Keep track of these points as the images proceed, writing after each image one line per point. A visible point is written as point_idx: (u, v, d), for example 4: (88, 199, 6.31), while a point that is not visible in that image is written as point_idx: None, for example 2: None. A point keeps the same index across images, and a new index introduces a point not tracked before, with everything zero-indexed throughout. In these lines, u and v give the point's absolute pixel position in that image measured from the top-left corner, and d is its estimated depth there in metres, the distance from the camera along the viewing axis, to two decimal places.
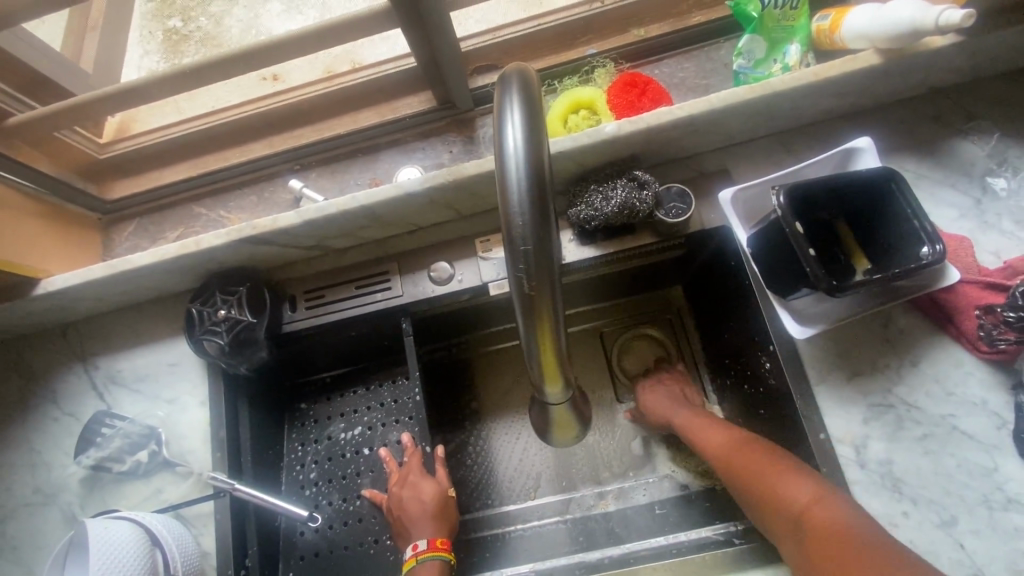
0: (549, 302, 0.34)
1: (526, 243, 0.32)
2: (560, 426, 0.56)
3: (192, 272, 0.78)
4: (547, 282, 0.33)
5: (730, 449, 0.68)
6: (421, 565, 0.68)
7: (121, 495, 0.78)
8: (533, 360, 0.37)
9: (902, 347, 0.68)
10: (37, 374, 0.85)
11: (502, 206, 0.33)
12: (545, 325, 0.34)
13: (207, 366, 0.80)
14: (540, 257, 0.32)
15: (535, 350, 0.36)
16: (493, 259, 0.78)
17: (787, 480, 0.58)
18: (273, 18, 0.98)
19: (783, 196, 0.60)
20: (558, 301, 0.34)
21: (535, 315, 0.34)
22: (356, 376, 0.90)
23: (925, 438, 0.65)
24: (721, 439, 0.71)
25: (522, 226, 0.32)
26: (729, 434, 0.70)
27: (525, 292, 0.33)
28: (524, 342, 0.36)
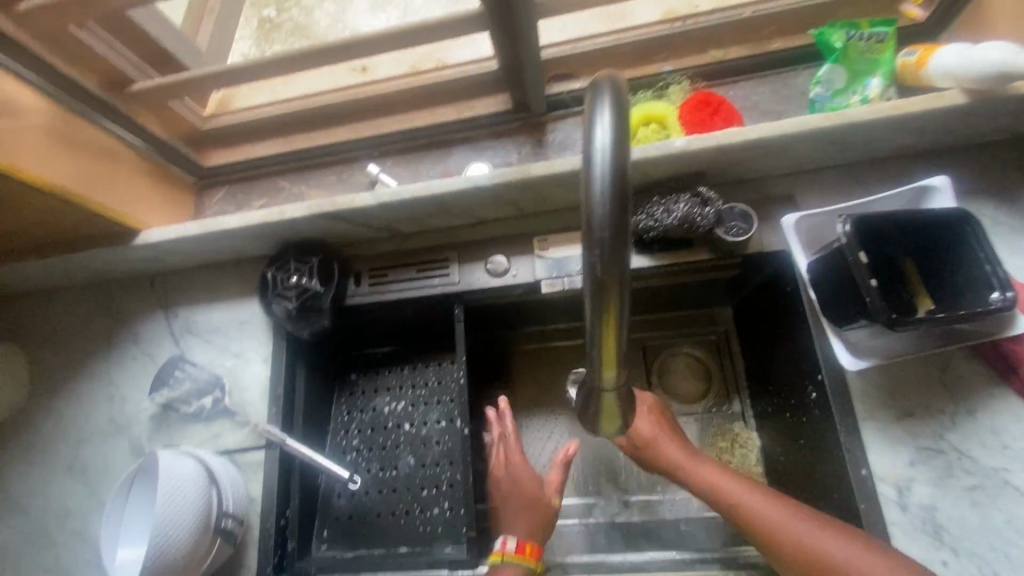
0: (620, 293, 0.35)
1: (603, 230, 0.34)
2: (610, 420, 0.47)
3: (272, 238, 0.85)
4: (620, 273, 0.34)
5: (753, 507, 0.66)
6: (506, 564, 0.68)
7: (184, 434, 0.85)
8: (594, 347, 0.38)
9: (959, 393, 0.66)
10: (124, 316, 0.94)
11: (581, 195, 0.35)
12: (609, 315, 0.36)
13: (273, 327, 0.86)
14: (616, 248, 0.34)
15: (598, 340, 0.37)
16: (548, 259, 0.81)
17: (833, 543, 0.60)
18: (363, 15, 1.04)
19: (850, 225, 0.60)
20: (627, 292, 0.35)
21: (602, 305, 0.35)
22: (404, 355, 0.95)
23: (974, 489, 0.63)
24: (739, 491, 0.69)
25: (599, 215, 0.34)
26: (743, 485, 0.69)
27: (596, 280, 0.35)
28: (589, 332, 0.37)
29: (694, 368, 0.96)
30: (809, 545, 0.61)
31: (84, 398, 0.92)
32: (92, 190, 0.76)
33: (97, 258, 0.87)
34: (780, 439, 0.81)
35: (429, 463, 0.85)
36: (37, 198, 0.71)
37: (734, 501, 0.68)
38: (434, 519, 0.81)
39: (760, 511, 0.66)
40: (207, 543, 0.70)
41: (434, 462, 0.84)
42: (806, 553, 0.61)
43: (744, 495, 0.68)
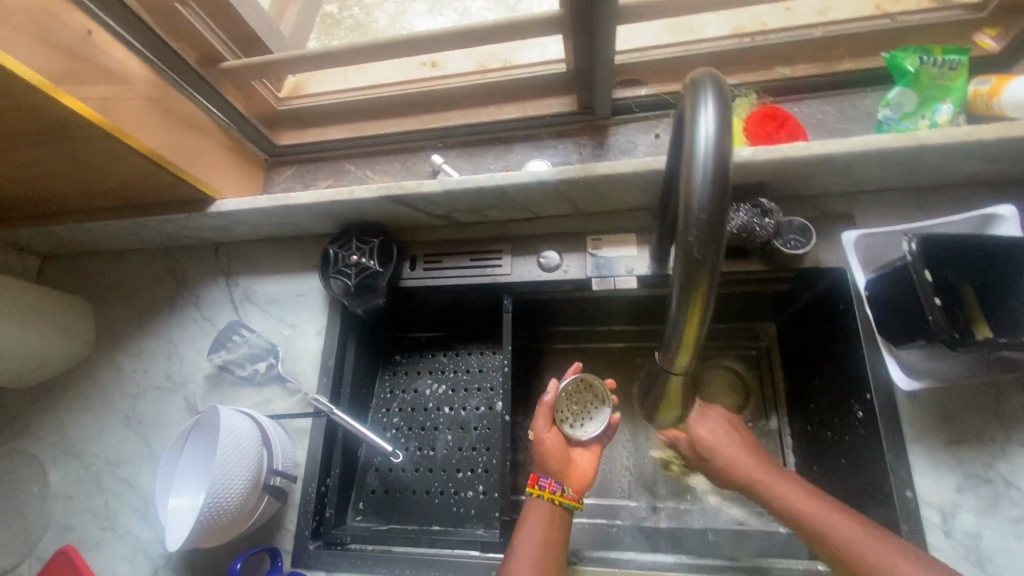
0: (712, 276, 0.37)
1: (704, 212, 0.36)
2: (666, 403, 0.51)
3: (336, 217, 0.89)
4: (712, 260, 0.37)
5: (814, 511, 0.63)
6: (553, 506, 0.69)
7: (235, 396, 0.89)
8: (675, 331, 0.40)
9: (1013, 424, 0.65)
10: (188, 280, 0.99)
11: (683, 180, 0.37)
12: (697, 299, 0.38)
13: (330, 302, 0.90)
14: (713, 231, 0.36)
15: (681, 322, 0.39)
16: (600, 257, 0.83)
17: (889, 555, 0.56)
18: (422, 17, 1.03)
19: (916, 243, 0.60)
20: (715, 280, 0.37)
21: (692, 287, 0.37)
22: (448, 342, 0.98)
23: (1022, 521, 0.62)
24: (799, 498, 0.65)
25: (700, 198, 0.36)
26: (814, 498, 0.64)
27: (689, 261, 0.37)
28: (673, 313, 0.39)
29: (733, 381, 0.96)
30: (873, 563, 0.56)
31: (144, 354, 0.97)
32: (175, 156, 0.80)
33: (172, 222, 0.92)
34: (819, 457, 0.80)
35: (466, 447, 0.87)
36: (128, 160, 0.76)
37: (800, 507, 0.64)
38: (468, 501, 0.82)
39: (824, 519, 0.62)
40: (254, 499, 0.73)
41: (471, 447, 0.87)
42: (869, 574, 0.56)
43: (803, 501, 0.64)
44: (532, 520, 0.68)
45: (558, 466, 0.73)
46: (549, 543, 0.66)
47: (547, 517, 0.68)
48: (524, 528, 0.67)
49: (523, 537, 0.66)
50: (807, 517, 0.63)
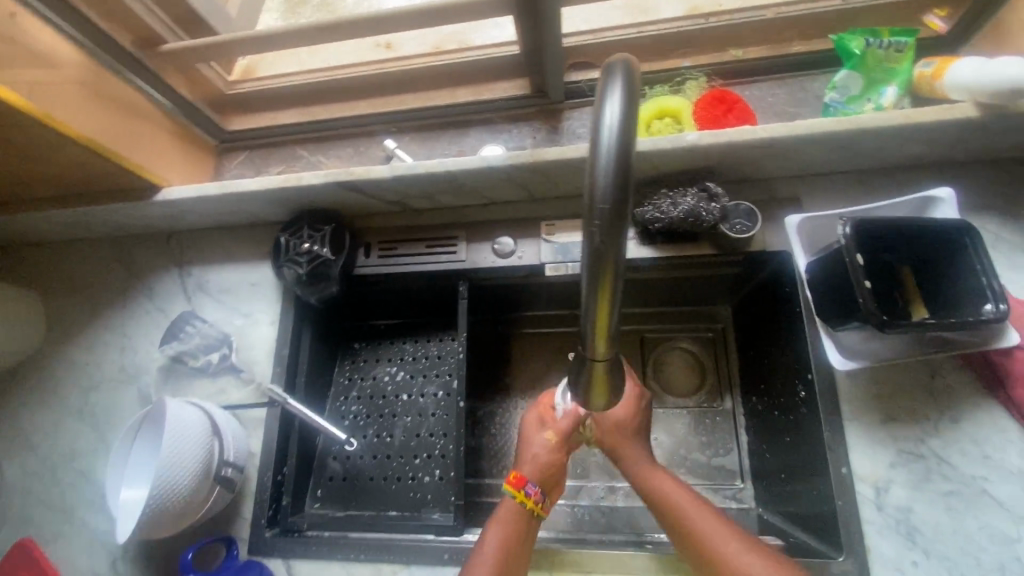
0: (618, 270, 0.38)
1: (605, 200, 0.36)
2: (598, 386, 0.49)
3: (287, 204, 0.87)
4: (616, 246, 0.37)
5: (692, 512, 0.65)
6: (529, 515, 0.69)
7: (189, 387, 0.88)
8: (587, 319, 0.40)
9: (945, 401, 0.67)
10: (141, 270, 0.97)
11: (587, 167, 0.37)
12: (605, 291, 0.38)
13: (284, 290, 0.89)
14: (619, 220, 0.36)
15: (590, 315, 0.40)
16: (555, 243, 0.83)
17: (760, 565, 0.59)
18: None
19: (850, 227, 0.60)
20: (621, 267, 0.37)
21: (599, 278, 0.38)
22: (407, 329, 0.98)
23: (951, 494, 0.64)
24: (677, 494, 0.68)
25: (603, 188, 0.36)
26: (693, 498, 0.67)
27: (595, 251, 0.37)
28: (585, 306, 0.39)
29: (689, 363, 0.97)
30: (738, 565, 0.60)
31: (96, 346, 0.95)
32: (113, 142, 0.78)
33: (118, 211, 0.89)
34: (767, 436, 0.83)
35: (423, 433, 0.87)
36: (61, 148, 0.73)
37: (683, 511, 0.66)
38: (425, 486, 0.83)
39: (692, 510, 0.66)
40: (205, 490, 0.73)
41: (428, 432, 0.87)
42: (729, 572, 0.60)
43: (682, 500, 0.67)
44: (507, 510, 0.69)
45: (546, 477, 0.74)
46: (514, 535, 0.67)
47: (517, 520, 0.68)
48: (494, 527, 0.68)
49: (492, 530, 0.67)
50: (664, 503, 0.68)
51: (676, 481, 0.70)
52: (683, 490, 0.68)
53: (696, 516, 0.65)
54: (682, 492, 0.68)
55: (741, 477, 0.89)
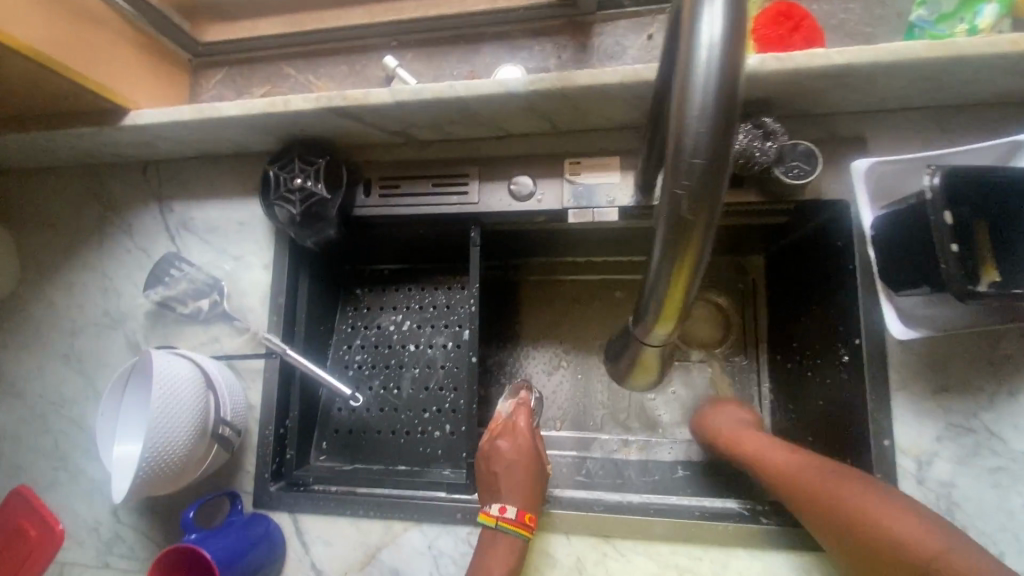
0: (700, 229, 0.41)
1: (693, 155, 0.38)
2: (641, 369, 0.70)
3: (275, 133, 0.77)
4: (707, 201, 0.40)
5: (809, 476, 0.60)
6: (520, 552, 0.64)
7: (180, 334, 0.82)
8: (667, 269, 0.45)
9: (1005, 373, 0.62)
10: (117, 204, 0.88)
11: (672, 122, 0.39)
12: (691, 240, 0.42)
13: (276, 232, 0.80)
14: (709, 173, 0.39)
15: (673, 269, 0.44)
16: (578, 185, 0.73)
17: (896, 516, 0.52)
18: None
19: (938, 177, 0.51)
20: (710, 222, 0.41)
21: (682, 240, 0.42)
22: (413, 275, 0.91)
23: (997, 470, 0.60)
24: (791, 462, 0.63)
25: (695, 144, 0.38)
26: (808, 461, 0.62)
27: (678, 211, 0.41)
28: (648, 286, 0.48)
29: (714, 316, 0.91)
30: (873, 518, 0.53)
31: (76, 288, 0.88)
32: (64, 54, 0.66)
33: (83, 137, 0.79)
34: (796, 397, 0.78)
35: (432, 386, 0.83)
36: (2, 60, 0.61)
37: (801, 476, 0.60)
38: (435, 441, 0.80)
39: (802, 472, 0.61)
40: (203, 447, 0.69)
41: (438, 385, 0.82)
42: (866, 527, 0.53)
43: (795, 466, 0.62)
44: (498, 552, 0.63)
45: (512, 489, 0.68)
46: (511, 568, 0.63)
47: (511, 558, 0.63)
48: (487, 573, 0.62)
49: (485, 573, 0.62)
50: (777, 470, 0.64)
51: (788, 450, 0.65)
52: (797, 456, 0.63)
53: (814, 478, 0.59)
54: (798, 458, 0.63)
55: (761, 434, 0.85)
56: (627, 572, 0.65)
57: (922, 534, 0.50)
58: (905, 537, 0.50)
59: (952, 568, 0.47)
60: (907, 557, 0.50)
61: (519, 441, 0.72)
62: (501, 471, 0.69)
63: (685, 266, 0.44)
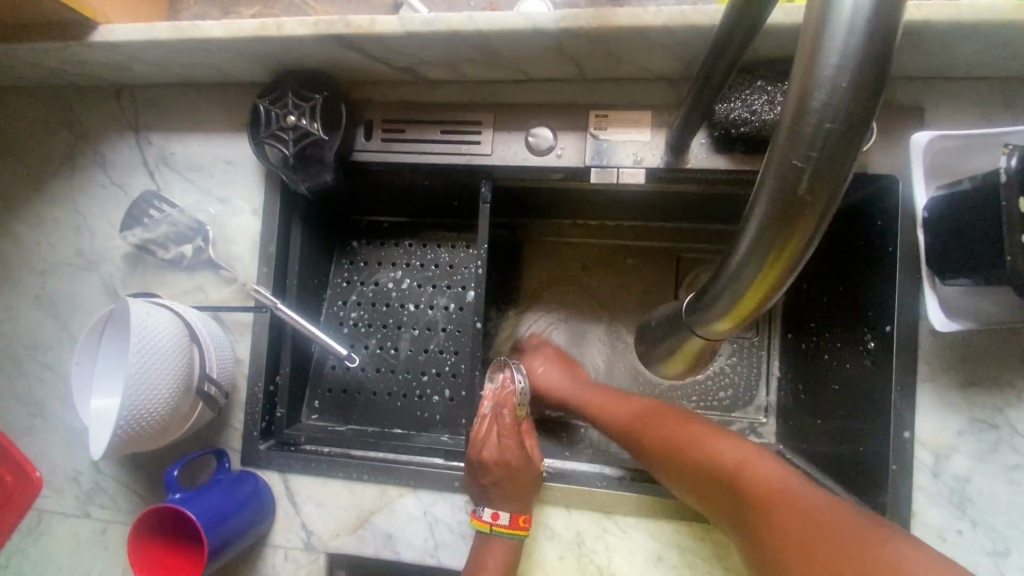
0: (814, 213, 0.36)
1: (822, 118, 0.34)
2: (679, 359, 0.66)
3: (266, 61, 0.68)
4: (831, 180, 0.35)
5: (644, 418, 0.66)
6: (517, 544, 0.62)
7: (161, 281, 0.76)
8: (762, 255, 0.39)
9: None
10: (88, 133, 0.79)
11: (797, 82, 0.35)
12: (796, 229, 0.37)
13: (265, 174, 0.73)
14: (839, 142, 0.34)
15: (766, 254, 0.39)
16: (602, 141, 0.66)
17: (716, 441, 0.58)
18: None
19: (1015, 157, 0.46)
20: (827, 203, 0.36)
21: (791, 222, 0.37)
22: (414, 230, 0.85)
23: (1016, 468, 0.58)
24: (626, 410, 0.69)
25: (827, 105, 0.33)
26: (638, 406, 0.69)
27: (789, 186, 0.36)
28: (726, 276, 0.44)
29: None
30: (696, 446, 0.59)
31: (46, 224, 0.80)
32: None
33: (48, 54, 0.69)
34: (808, 378, 0.76)
35: (432, 349, 0.78)
36: None
37: (637, 419, 0.67)
38: (433, 406, 0.76)
39: (644, 419, 0.66)
40: (188, 404, 0.65)
41: (438, 348, 0.78)
42: (691, 456, 0.59)
43: (631, 411, 0.68)
44: (496, 547, 0.62)
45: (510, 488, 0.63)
46: (509, 561, 0.61)
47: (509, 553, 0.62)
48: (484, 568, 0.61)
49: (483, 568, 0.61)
50: (617, 418, 0.69)
51: (622, 398, 0.72)
52: (634, 402, 0.70)
53: (648, 420, 0.66)
54: (636, 405, 0.69)
55: (765, 412, 0.83)
56: (627, 549, 0.64)
57: (735, 454, 0.56)
58: (742, 465, 0.55)
59: (754, 474, 0.53)
60: (724, 478, 0.55)
61: (508, 449, 0.65)
62: (491, 483, 0.64)
63: (782, 258, 0.39)
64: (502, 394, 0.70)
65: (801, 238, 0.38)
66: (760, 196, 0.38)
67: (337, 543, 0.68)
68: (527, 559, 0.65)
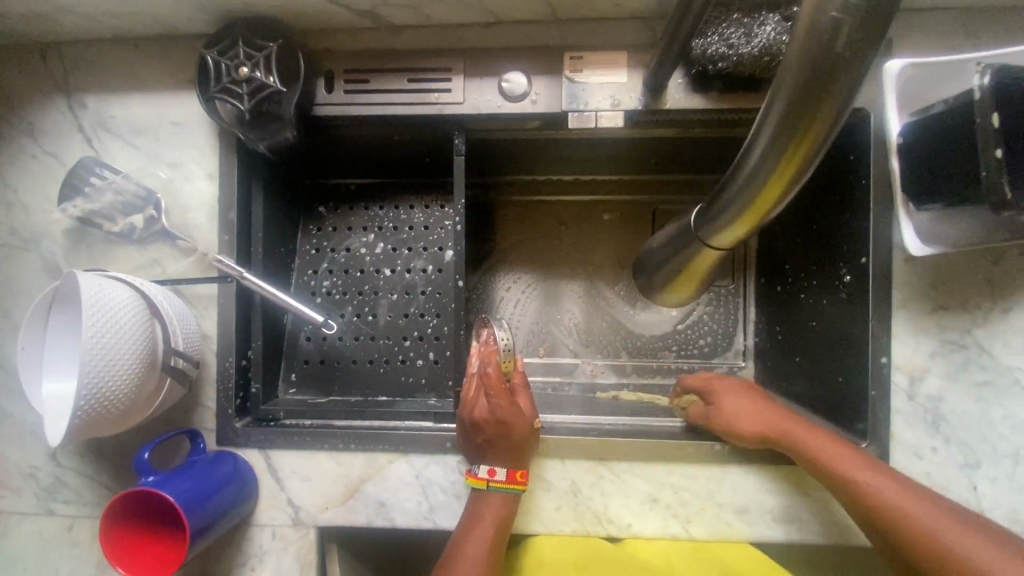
0: (830, 103, 0.39)
1: (840, 13, 0.35)
2: (684, 282, 0.65)
3: (210, 7, 0.62)
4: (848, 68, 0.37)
5: (869, 480, 0.54)
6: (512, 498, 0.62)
7: (111, 257, 0.70)
8: (778, 154, 0.43)
9: (1001, 290, 0.62)
10: (10, 98, 0.71)
11: None
12: (808, 126, 0.40)
13: (219, 134, 0.68)
14: (859, 24, 0.35)
15: (782, 154, 0.43)
16: (578, 84, 0.64)
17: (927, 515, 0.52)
18: None
19: (989, 76, 0.47)
20: (843, 93, 0.38)
21: (802, 120, 0.40)
22: (384, 192, 0.81)
23: (984, 385, 0.62)
24: (847, 461, 0.56)
25: None
26: (861, 460, 0.56)
27: (801, 88, 0.38)
28: (737, 185, 0.48)
29: None
30: (925, 529, 0.51)
31: None
32: None
33: None
34: (784, 318, 0.77)
35: (412, 312, 0.76)
36: None
37: (853, 477, 0.55)
38: (417, 370, 0.74)
39: (872, 483, 0.54)
40: (153, 383, 0.60)
41: (418, 312, 0.76)
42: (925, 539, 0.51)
43: (856, 470, 0.55)
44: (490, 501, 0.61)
45: (504, 447, 0.61)
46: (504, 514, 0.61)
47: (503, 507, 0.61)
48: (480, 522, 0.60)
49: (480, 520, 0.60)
50: (826, 470, 0.56)
51: (836, 441, 0.58)
52: (854, 454, 0.56)
53: (871, 483, 0.54)
54: (856, 459, 0.56)
55: (743, 356, 0.85)
56: (621, 493, 0.64)
57: (976, 545, 0.50)
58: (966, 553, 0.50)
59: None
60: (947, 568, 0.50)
61: (499, 408, 0.61)
62: (486, 441, 0.62)
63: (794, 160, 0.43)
64: (486, 351, 0.65)
65: (815, 136, 0.41)
66: (779, 93, 0.40)
67: (327, 515, 0.66)
68: (523, 512, 0.65)
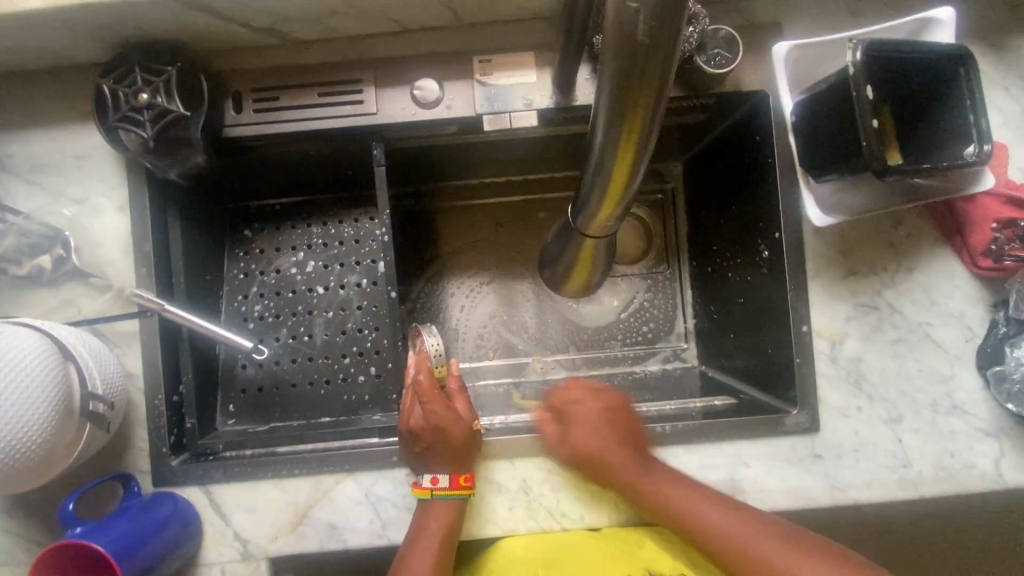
0: (647, 86, 0.39)
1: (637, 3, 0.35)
2: (581, 270, 0.69)
3: (102, 33, 0.60)
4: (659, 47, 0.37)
5: (746, 534, 0.57)
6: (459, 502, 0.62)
7: (19, 302, 0.66)
8: (611, 133, 0.43)
9: (904, 252, 0.65)
10: None
11: None
12: (631, 108, 0.40)
13: (126, 164, 0.65)
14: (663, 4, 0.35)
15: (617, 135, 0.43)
16: (489, 87, 0.64)
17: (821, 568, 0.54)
18: None
19: (860, 52, 0.51)
20: (663, 69, 0.38)
21: (625, 99, 0.40)
22: (312, 210, 0.80)
23: (898, 342, 0.65)
24: (719, 520, 0.58)
25: None
26: (734, 515, 0.58)
27: (629, 56, 0.37)
28: (592, 167, 0.48)
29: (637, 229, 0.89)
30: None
31: None
32: None
33: None
34: (717, 297, 0.80)
35: (349, 329, 0.76)
36: None
37: (734, 538, 0.57)
38: (359, 387, 0.74)
39: (750, 537, 0.57)
40: (72, 430, 0.57)
41: (355, 327, 0.76)
42: None
43: (733, 526, 0.57)
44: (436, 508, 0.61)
45: (444, 451, 0.62)
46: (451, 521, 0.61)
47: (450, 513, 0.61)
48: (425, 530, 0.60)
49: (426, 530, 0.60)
50: (714, 532, 0.58)
51: (708, 496, 0.60)
52: (727, 511, 0.58)
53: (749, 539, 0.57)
54: (730, 516, 0.58)
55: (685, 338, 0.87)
56: (572, 485, 0.65)
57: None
58: None
59: None
60: None
61: (432, 414, 0.63)
62: (425, 449, 0.63)
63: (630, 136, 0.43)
64: (419, 360, 0.66)
65: (639, 116, 0.41)
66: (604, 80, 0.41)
67: (277, 545, 0.64)
68: (475, 516, 0.64)
